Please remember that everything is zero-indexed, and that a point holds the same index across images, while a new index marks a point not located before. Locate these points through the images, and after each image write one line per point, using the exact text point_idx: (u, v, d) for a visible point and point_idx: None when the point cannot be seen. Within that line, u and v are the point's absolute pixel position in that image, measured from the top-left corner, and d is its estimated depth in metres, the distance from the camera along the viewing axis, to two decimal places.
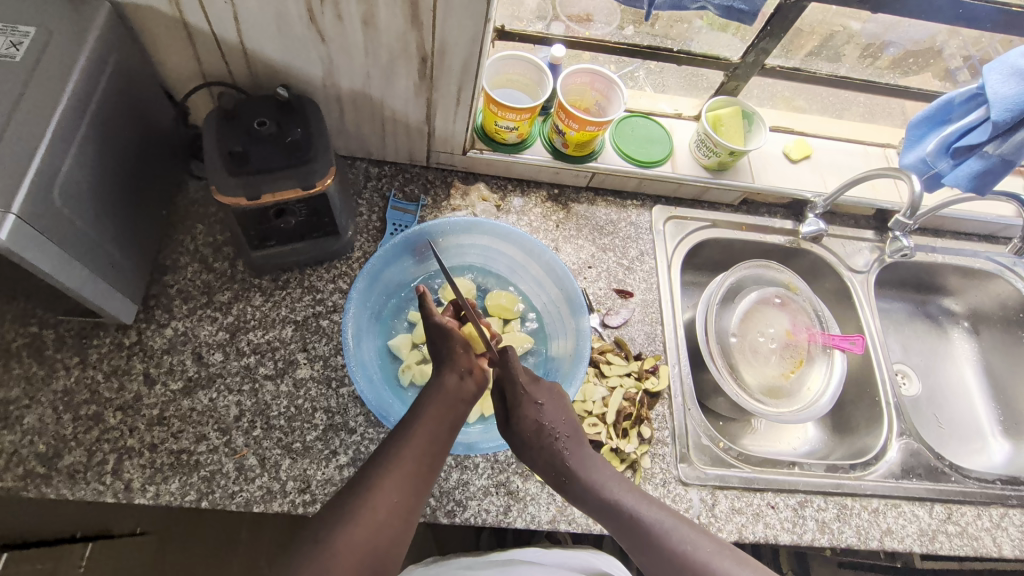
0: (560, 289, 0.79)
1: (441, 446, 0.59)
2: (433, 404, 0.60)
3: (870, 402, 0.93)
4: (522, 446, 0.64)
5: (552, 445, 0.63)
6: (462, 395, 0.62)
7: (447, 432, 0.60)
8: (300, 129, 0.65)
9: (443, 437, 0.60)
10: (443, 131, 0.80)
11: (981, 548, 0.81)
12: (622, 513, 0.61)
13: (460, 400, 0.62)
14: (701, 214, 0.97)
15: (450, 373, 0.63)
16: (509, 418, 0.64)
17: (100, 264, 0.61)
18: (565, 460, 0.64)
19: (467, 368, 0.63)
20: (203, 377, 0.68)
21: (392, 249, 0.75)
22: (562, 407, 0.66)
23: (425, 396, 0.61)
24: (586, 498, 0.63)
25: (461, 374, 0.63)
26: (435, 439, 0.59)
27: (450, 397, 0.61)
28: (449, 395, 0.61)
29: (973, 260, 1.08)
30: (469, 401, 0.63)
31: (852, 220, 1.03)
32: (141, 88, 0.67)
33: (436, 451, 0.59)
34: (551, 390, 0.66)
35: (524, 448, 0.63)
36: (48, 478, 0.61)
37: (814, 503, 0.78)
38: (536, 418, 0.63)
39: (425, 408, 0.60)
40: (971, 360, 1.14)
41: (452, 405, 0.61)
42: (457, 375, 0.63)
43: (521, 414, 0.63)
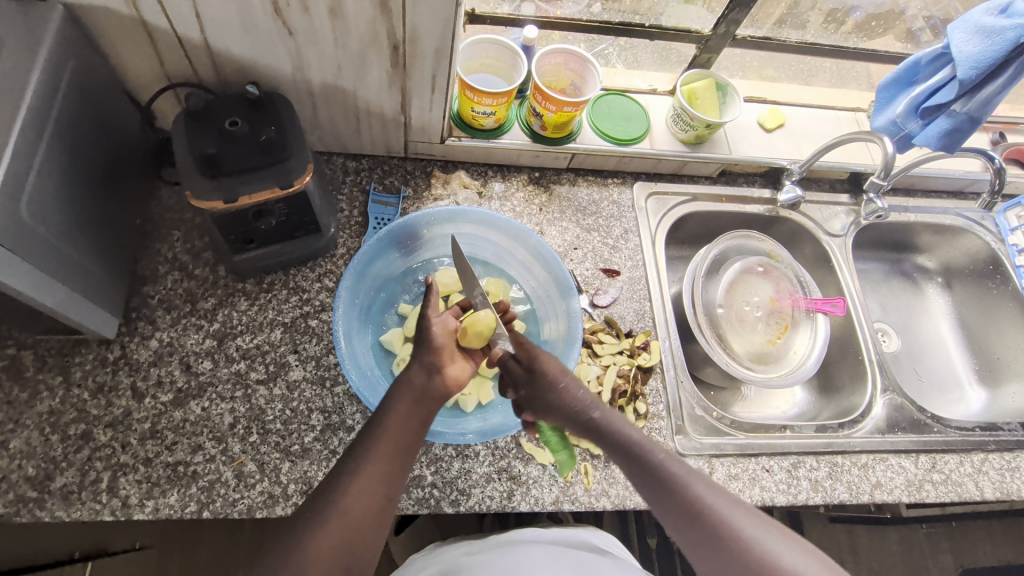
0: (548, 271, 0.79)
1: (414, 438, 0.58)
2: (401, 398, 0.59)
3: (854, 362, 0.96)
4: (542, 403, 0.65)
5: (573, 392, 0.63)
6: (430, 391, 0.60)
7: (418, 426, 0.58)
8: (274, 127, 0.64)
9: (415, 429, 0.58)
10: (420, 120, 0.78)
11: (965, 493, 0.84)
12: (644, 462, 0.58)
13: (429, 395, 0.60)
14: (681, 188, 0.98)
15: (416, 370, 0.61)
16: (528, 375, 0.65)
17: (76, 279, 0.59)
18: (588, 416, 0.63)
19: (438, 365, 0.62)
20: (193, 387, 0.67)
21: (377, 243, 0.74)
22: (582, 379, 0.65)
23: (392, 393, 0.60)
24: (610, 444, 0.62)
25: (428, 371, 0.61)
26: (407, 432, 0.57)
27: (416, 393, 0.60)
28: (415, 391, 0.60)
29: (944, 217, 1.10)
30: (439, 397, 0.61)
31: (828, 184, 1.04)
32: (103, 93, 0.64)
33: (408, 446, 0.57)
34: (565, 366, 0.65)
35: (539, 398, 0.65)
36: (41, 502, 0.59)
37: (807, 463, 0.80)
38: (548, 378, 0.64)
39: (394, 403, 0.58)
40: (946, 314, 1.18)
41: (422, 399, 0.60)
42: (424, 371, 0.61)
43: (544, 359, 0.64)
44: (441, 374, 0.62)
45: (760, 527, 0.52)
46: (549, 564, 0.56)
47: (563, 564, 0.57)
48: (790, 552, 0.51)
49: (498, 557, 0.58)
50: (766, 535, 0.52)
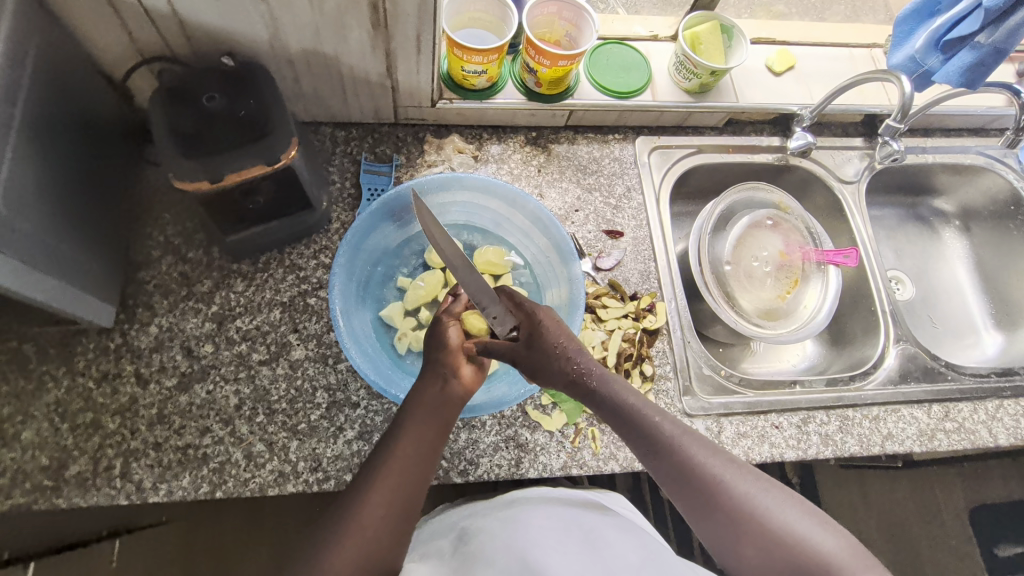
0: (548, 237, 0.77)
1: (433, 449, 0.55)
2: (419, 407, 0.56)
3: (866, 312, 0.94)
4: (540, 370, 0.58)
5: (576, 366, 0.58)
6: (448, 397, 0.57)
7: (438, 436, 0.56)
8: (254, 101, 0.61)
9: (433, 438, 0.55)
10: (408, 83, 0.75)
11: (979, 440, 0.83)
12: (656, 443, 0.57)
13: (449, 403, 0.57)
14: (686, 141, 0.93)
15: (435, 376, 0.57)
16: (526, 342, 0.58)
17: (67, 270, 0.59)
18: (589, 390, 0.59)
19: (452, 367, 0.58)
20: (196, 371, 0.67)
21: (372, 216, 0.72)
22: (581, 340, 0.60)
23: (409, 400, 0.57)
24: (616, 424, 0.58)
25: (447, 376, 0.57)
26: (426, 443, 0.55)
27: (432, 403, 0.56)
28: (432, 400, 0.56)
29: (963, 156, 1.05)
30: (460, 404, 0.58)
31: (841, 128, 0.99)
32: (74, 74, 0.62)
33: (425, 458, 0.55)
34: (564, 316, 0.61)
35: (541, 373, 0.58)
36: (57, 489, 0.61)
37: (817, 418, 0.79)
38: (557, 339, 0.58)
39: (411, 414, 0.56)
40: (963, 257, 1.14)
41: (441, 406, 0.56)
42: (438, 376, 0.57)
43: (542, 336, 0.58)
44: (457, 377, 0.57)
45: (769, 492, 0.55)
46: (551, 531, 0.53)
47: (566, 529, 0.53)
48: (799, 520, 0.53)
49: (498, 526, 0.54)
50: (775, 503, 0.54)
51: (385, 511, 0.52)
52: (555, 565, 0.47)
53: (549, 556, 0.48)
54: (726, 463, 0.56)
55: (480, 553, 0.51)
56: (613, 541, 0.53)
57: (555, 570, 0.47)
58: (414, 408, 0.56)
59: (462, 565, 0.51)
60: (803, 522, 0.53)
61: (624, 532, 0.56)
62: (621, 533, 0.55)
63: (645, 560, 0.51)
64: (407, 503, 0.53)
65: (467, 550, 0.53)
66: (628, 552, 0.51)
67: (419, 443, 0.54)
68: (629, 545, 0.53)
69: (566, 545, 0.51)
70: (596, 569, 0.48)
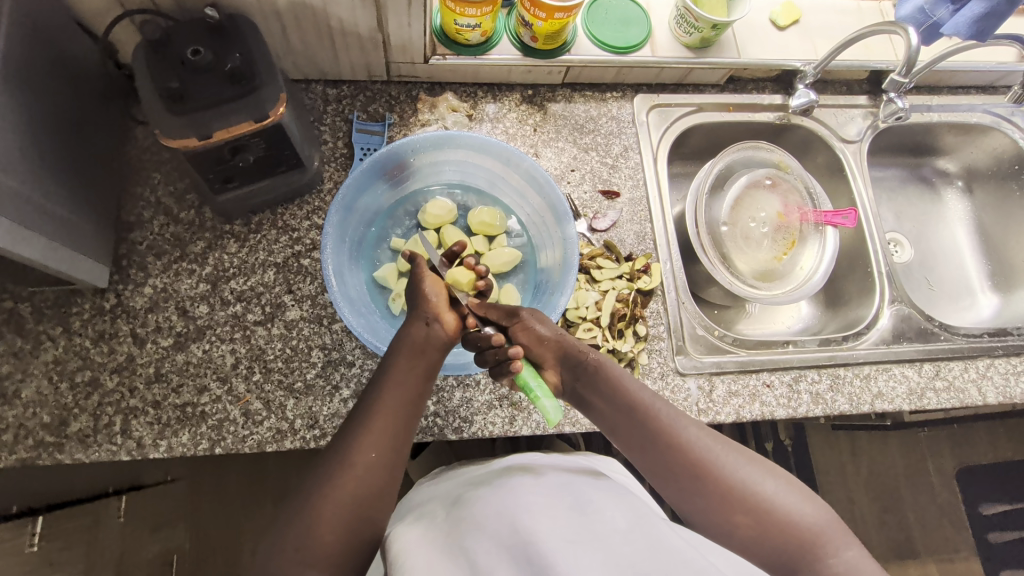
0: (542, 197, 0.76)
1: (416, 397, 0.59)
2: (405, 355, 0.59)
3: (862, 273, 0.94)
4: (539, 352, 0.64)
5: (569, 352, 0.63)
6: (430, 342, 0.60)
7: (421, 380, 0.59)
8: (239, 53, 0.59)
9: (421, 383, 0.59)
10: (399, 37, 0.72)
11: (967, 399, 0.84)
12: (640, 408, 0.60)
13: (429, 347, 0.60)
14: (685, 99, 0.91)
15: (416, 320, 0.61)
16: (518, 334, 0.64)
17: (60, 229, 0.59)
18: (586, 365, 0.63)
19: (436, 313, 0.61)
20: (192, 331, 0.67)
21: (364, 174, 0.71)
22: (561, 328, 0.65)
23: (394, 348, 0.60)
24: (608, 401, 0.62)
25: (428, 321, 0.61)
26: (412, 389, 0.58)
27: (416, 348, 0.60)
28: (414, 346, 0.60)
29: (970, 115, 1.03)
30: (440, 349, 0.61)
31: (845, 86, 0.97)
32: (54, 28, 0.60)
33: (411, 402, 0.58)
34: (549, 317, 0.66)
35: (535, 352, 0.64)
36: (60, 445, 0.62)
37: (808, 377, 0.80)
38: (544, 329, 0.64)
39: (398, 361, 0.59)
40: (964, 219, 1.13)
41: (423, 353, 0.60)
42: (423, 322, 0.61)
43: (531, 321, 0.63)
44: (440, 322, 0.61)
45: (761, 472, 0.59)
46: (541, 489, 0.52)
47: (558, 489, 0.53)
48: (785, 492, 0.58)
49: (490, 488, 0.53)
50: (767, 480, 0.58)
51: (376, 456, 0.55)
52: (544, 515, 0.46)
53: (539, 508, 0.48)
54: (702, 431, 0.60)
55: (470, 509, 0.50)
56: (604, 500, 0.52)
57: (545, 518, 0.46)
58: (399, 357, 0.59)
59: (451, 519, 0.50)
60: (773, 484, 0.58)
61: (617, 496, 0.54)
62: (612, 495, 0.54)
63: (635, 515, 0.50)
64: (395, 446, 0.56)
65: (456, 508, 0.52)
66: (617, 507, 0.50)
67: (405, 386, 0.58)
68: (620, 503, 0.52)
69: (557, 499, 0.50)
70: (587, 518, 0.47)
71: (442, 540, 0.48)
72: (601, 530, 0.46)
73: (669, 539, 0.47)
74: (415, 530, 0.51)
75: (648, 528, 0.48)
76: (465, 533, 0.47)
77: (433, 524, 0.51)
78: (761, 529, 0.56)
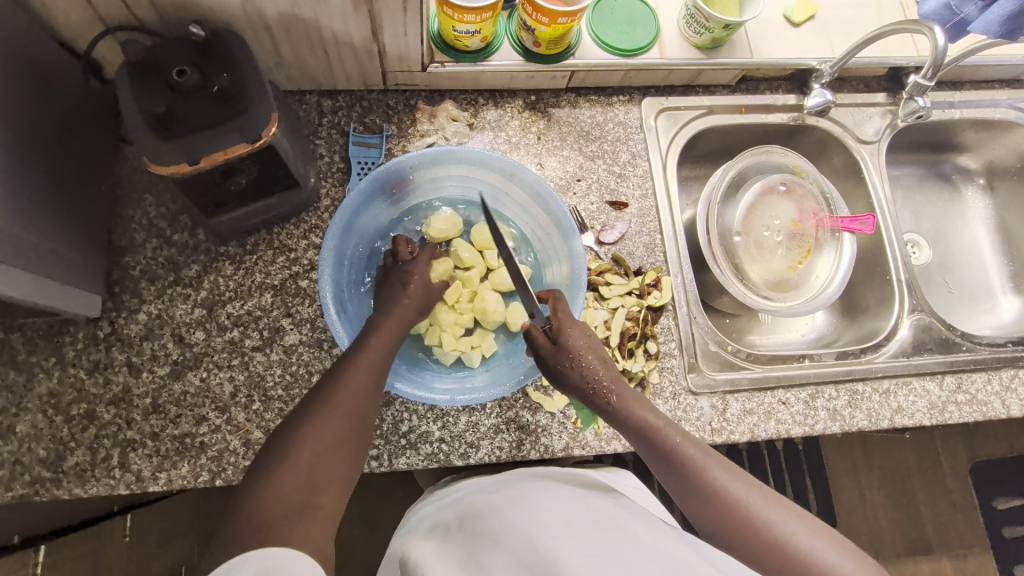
0: (547, 212, 0.73)
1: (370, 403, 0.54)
2: (366, 353, 0.55)
3: (881, 280, 0.90)
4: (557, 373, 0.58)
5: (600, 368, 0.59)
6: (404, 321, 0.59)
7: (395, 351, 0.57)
8: (227, 74, 0.56)
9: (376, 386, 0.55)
10: (395, 46, 0.69)
11: (990, 412, 0.81)
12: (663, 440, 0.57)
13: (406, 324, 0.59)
14: (695, 101, 0.88)
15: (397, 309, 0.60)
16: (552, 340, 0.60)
17: (43, 261, 0.56)
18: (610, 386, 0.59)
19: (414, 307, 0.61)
20: (189, 358, 0.66)
21: (362, 193, 0.68)
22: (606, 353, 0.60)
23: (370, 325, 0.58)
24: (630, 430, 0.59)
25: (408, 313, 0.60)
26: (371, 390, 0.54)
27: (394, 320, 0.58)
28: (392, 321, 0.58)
29: (994, 111, 0.99)
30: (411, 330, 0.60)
31: (863, 84, 0.93)
32: (32, 50, 0.57)
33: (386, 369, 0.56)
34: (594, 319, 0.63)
35: (557, 375, 0.59)
36: (57, 481, 0.61)
37: (826, 393, 0.77)
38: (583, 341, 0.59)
39: (357, 361, 0.54)
40: (984, 217, 1.09)
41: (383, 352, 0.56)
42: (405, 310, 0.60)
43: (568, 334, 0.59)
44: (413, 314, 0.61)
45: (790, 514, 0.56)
46: (561, 502, 0.49)
47: (578, 502, 0.50)
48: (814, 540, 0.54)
49: (506, 501, 0.51)
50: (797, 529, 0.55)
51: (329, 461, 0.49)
52: (566, 533, 0.44)
53: (555, 523, 0.45)
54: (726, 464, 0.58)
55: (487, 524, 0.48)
56: (625, 516, 0.50)
57: (566, 538, 0.43)
58: (359, 357, 0.54)
59: (469, 538, 0.48)
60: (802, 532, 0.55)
61: (637, 514, 0.52)
62: (634, 513, 0.51)
63: (657, 534, 0.48)
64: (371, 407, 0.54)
65: (472, 523, 0.50)
66: (639, 524, 0.48)
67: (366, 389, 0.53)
68: (646, 524, 0.49)
69: (574, 514, 0.47)
70: (611, 536, 0.45)
71: (459, 564, 0.46)
72: (620, 549, 0.43)
73: (694, 561, 0.45)
74: (432, 550, 0.50)
75: (671, 548, 0.46)
76: (483, 553, 0.44)
77: (450, 543, 0.50)
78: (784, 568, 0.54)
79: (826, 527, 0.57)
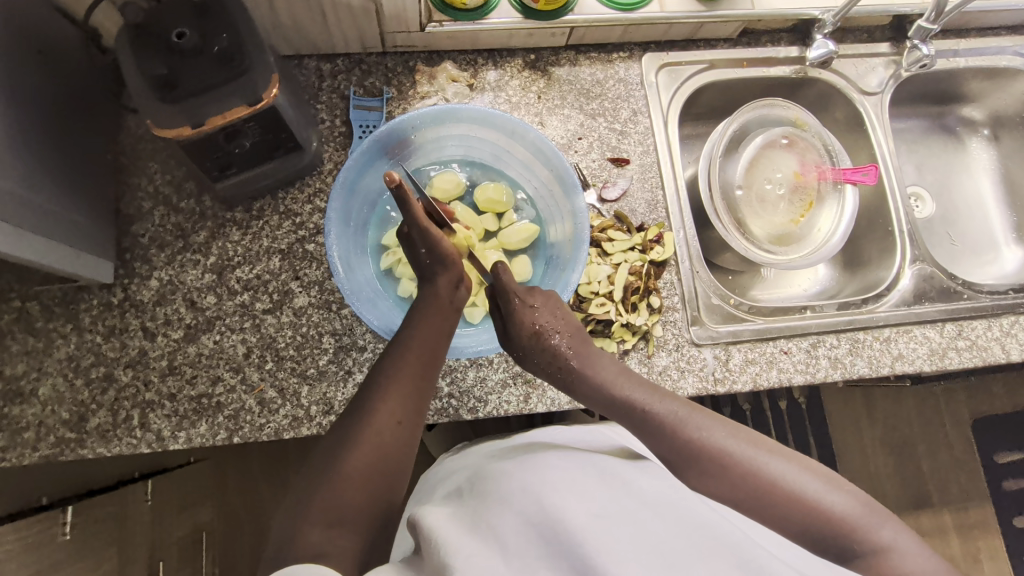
0: (549, 169, 0.73)
1: (398, 449, 0.54)
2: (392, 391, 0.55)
3: (882, 232, 0.91)
4: (523, 352, 0.63)
5: (553, 346, 0.63)
6: (454, 302, 0.62)
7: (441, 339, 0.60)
8: (227, 35, 0.55)
9: (405, 433, 0.55)
10: (393, 6, 0.68)
11: (991, 357, 0.82)
12: (625, 400, 0.61)
13: (453, 308, 0.62)
14: (697, 56, 0.87)
15: (445, 278, 0.61)
16: (507, 328, 0.63)
17: (59, 228, 0.58)
18: (568, 361, 0.63)
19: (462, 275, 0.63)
20: (202, 322, 0.67)
21: (365, 155, 0.69)
22: (560, 309, 0.64)
23: (420, 305, 0.61)
24: (596, 398, 0.62)
25: (455, 282, 0.62)
26: (395, 434, 0.54)
27: (445, 304, 0.61)
28: (444, 303, 0.61)
29: (1000, 58, 0.97)
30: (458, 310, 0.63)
31: (866, 34, 0.91)
32: (31, 15, 0.57)
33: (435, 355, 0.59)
34: (546, 292, 0.65)
35: (525, 355, 0.63)
36: (81, 441, 0.63)
37: (827, 342, 0.79)
38: (533, 321, 0.62)
39: (380, 403, 0.55)
40: (988, 169, 1.09)
41: (408, 392, 0.56)
42: (450, 282, 0.62)
43: (517, 319, 0.62)
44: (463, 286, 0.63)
45: (772, 454, 0.58)
46: (566, 462, 0.49)
47: (581, 460, 0.50)
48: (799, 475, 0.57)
49: (513, 464, 0.51)
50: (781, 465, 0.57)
51: (342, 507, 0.50)
52: (574, 492, 0.43)
53: (567, 483, 0.45)
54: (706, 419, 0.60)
55: (495, 485, 0.47)
56: (628, 472, 0.49)
57: (572, 495, 0.43)
58: (383, 399, 0.55)
59: (477, 498, 0.47)
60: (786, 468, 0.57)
61: (641, 468, 0.51)
62: (636, 467, 0.51)
63: (662, 487, 0.47)
64: (419, 405, 0.56)
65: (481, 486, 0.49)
66: (646, 480, 0.47)
67: (389, 437, 0.54)
68: (648, 477, 0.49)
69: (583, 473, 0.47)
70: (619, 494, 0.44)
71: (468, 519, 0.44)
72: (630, 506, 0.43)
73: (699, 513, 0.45)
74: (441, 508, 0.49)
75: (674, 499, 0.46)
76: (491, 509, 0.43)
77: (458, 501, 0.49)
78: (773, 508, 0.55)
79: (802, 458, 0.59)
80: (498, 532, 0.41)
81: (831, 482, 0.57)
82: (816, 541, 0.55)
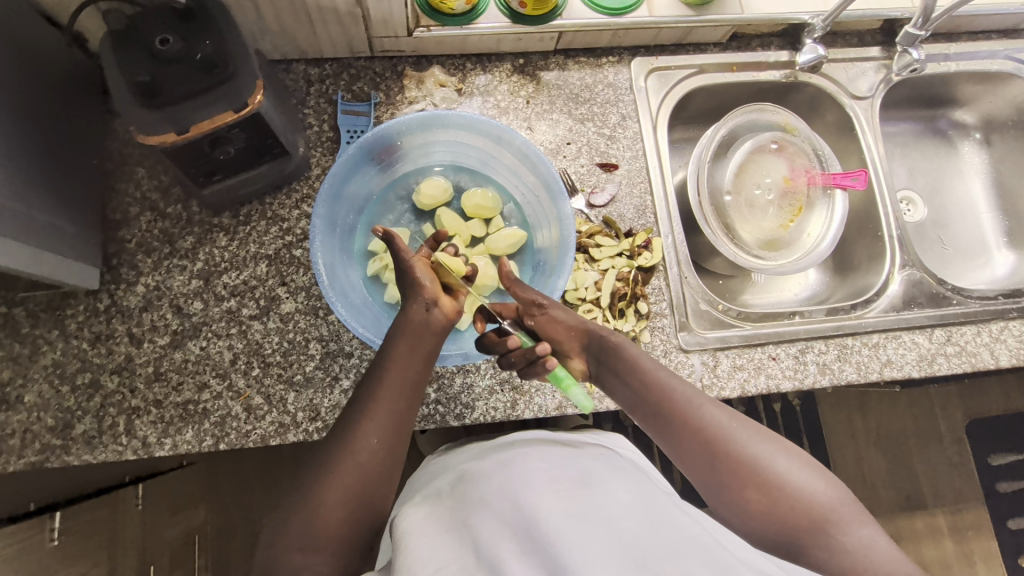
0: (535, 174, 0.73)
1: (382, 465, 0.54)
2: (374, 407, 0.55)
3: (871, 237, 0.91)
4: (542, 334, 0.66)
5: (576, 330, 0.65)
6: (429, 326, 0.58)
7: (417, 366, 0.57)
8: (211, 41, 0.55)
9: (388, 450, 0.55)
10: (379, 11, 0.68)
11: (980, 363, 0.82)
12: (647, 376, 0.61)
13: (428, 331, 0.58)
14: (686, 61, 0.87)
15: (415, 304, 0.59)
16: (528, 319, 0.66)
17: (44, 235, 0.58)
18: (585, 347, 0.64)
19: (434, 297, 0.59)
20: (188, 328, 0.67)
21: (351, 160, 0.69)
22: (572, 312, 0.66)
23: (394, 331, 0.59)
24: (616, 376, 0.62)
25: (427, 305, 0.59)
26: (377, 457, 0.54)
27: (415, 330, 0.58)
28: (414, 329, 0.58)
29: (990, 62, 0.97)
30: (439, 332, 0.59)
31: (856, 38, 0.91)
32: (14, 22, 0.57)
33: (413, 383, 0.57)
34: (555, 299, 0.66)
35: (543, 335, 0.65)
36: (67, 448, 0.63)
37: (815, 348, 0.79)
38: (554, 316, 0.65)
39: (363, 424, 0.54)
40: (980, 172, 1.09)
41: (393, 407, 0.56)
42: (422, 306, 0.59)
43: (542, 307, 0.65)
44: (439, 307, 0.59)
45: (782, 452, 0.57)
46: (545, 462, 0.49)
47: (559, 459, 0.50)
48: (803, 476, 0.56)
49: (494, 463, 0.51)
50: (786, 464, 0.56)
51: (322, 524, 0.51)
52: (549, 492, 0.44)
53: (545, 485, 0.44)
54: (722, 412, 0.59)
55: (475, 487, 0.47)
56: (602, 470, 0.49)
57: (549, 496, 0.43)
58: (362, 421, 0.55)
59: (457, 499, 0.48)
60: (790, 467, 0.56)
61: (616, 465, 0.52)
62: (614, 467, 0.51)
63: (640, 488, 0.47)
64: (399, 428, 0.56)
65: (462, 487, 0.49)
66: (620, 480, 0.47)
67: (367, 459, 0.53)
68: (623, 475, 0.49)
69: (560, 474, 0.47)
70: (593, 494, 0.44)
71: (444, 521, 0.46)
72: (605, 507, 0.42)
73: (674, 515, 0.44)
74: (420, 508, 0.50)
75: (649, 500, 0.45)
76: (470, 511, 0.44)
77: (438, 501, 0.50)
78: (764, 492, 0.55)
79: (798, 451, 0.59)
80: (473, 534, 0.42)
81: (821, 476, 0.57)
82: (802, 539, 0.55)
